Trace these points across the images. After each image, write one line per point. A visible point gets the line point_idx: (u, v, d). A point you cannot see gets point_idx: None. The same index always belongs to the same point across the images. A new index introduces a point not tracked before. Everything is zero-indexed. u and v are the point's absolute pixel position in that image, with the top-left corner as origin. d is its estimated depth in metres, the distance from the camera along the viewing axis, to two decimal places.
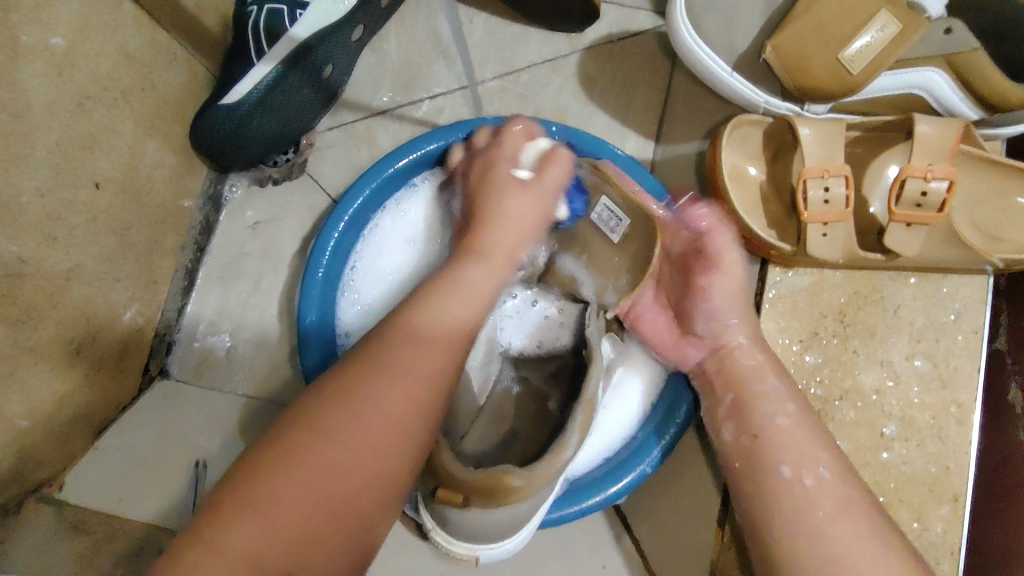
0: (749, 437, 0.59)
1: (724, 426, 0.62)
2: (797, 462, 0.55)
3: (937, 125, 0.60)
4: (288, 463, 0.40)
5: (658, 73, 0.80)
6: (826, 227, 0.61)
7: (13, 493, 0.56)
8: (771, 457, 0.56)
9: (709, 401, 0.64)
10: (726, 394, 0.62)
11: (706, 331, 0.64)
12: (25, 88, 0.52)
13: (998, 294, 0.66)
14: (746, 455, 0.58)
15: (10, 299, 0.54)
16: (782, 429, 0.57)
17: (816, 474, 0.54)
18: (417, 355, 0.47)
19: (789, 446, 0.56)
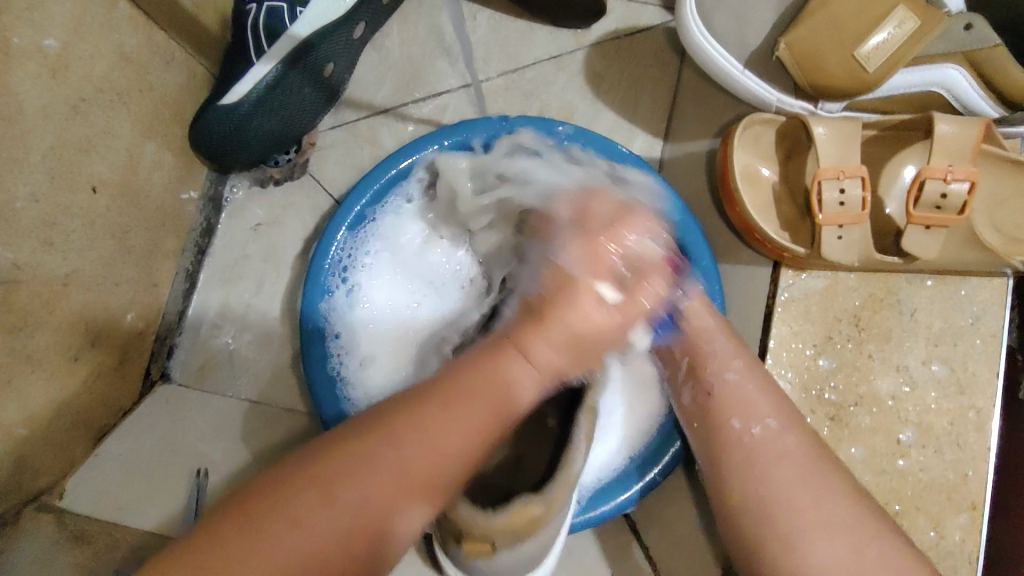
0: (703, 396, 0.58)
1: (683, 390, 0.61)
2: (746, 415, 0.55)
3: (957, 124, 0.58)
4: (291, 493, 0.41)
5: (666, 70, 0.79)
6: (842, 229, 0.59)
7: (12, 503, 0.55)
8: (725, 410, 0.56)
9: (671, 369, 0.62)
10: (681, 355, 0.61)
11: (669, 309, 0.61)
12: (18, 92, 0.51)
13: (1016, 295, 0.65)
14: (701, 414, 0.58)
15: (5, 307, 0.52)
16: (732, 385, 0.57)
17: (765, 424, 0.54)
18: (454, 418, 0.43)
19: (741, 400, 0.56)
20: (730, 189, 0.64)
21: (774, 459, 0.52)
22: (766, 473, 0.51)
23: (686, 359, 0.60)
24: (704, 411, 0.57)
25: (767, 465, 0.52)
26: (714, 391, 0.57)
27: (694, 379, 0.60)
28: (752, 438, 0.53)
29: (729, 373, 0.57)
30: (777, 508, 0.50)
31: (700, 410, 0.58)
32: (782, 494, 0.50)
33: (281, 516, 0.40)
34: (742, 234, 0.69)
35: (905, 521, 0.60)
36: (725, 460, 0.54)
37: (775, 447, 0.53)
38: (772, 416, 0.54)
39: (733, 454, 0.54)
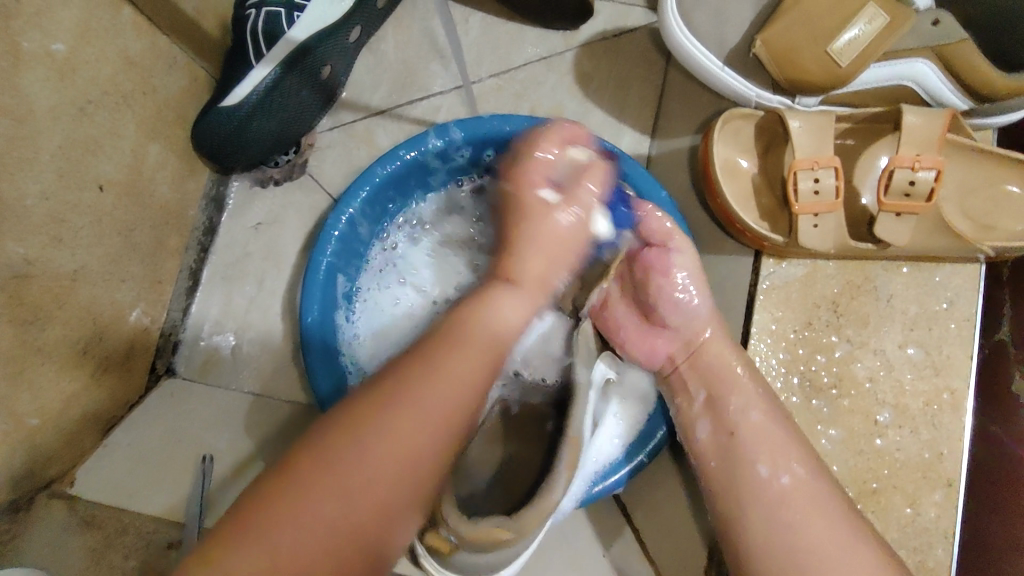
0: (725, 434, 0.60)
1: (697, 423, 0.62)
2: (773, 461, 0.56)
3: (923, 115, 0.60)
4: (319, 478, 0.44)
5: (653, 69, 0.81)
6: (817, 218, 0.62)
7: (25, 489, 0.58)
8: (749, 455, 0.57)
9: (682, 398, 0.65)
10: (698, 390, 0.63)
11: (676, 319, 0.65)
12: (28, 94, 0.53)
13: (999, 284, 0.66)
14: (721, 453, 0.59)
15: (17, 299, 0.55)
16: (755, 427, 0.59)
17: (791, 471, 0.56)
18: (449, 360, 0.51)
19: (763, 442, 0.58)
20: (710, 182, 0.66)
21: (805, 513, 0.53)
22: (793, 521, 0.53)
23: (703, 392, 0.63)
24: (725, 450, 0.59)
25: (794, 513, 0.53)
26: (735, 430, 0.59)
27: (712, 414, 0.61)
28: (778, 485, 0.55)
29: (753, 413, 0.59)
30: (805, 557, 0.51)
31: (721, 450, 0.59)
32: (814, 542, 0.52)
33: (331, 486, 0.44)
34: (725, 226, 0.70)
35: (883, 499, 0.62)
36: (748, 504, 0.56)
37: (798, 497, 0.54)
38: (798, 462, 0.56)
39: (762, 497, 0.55)
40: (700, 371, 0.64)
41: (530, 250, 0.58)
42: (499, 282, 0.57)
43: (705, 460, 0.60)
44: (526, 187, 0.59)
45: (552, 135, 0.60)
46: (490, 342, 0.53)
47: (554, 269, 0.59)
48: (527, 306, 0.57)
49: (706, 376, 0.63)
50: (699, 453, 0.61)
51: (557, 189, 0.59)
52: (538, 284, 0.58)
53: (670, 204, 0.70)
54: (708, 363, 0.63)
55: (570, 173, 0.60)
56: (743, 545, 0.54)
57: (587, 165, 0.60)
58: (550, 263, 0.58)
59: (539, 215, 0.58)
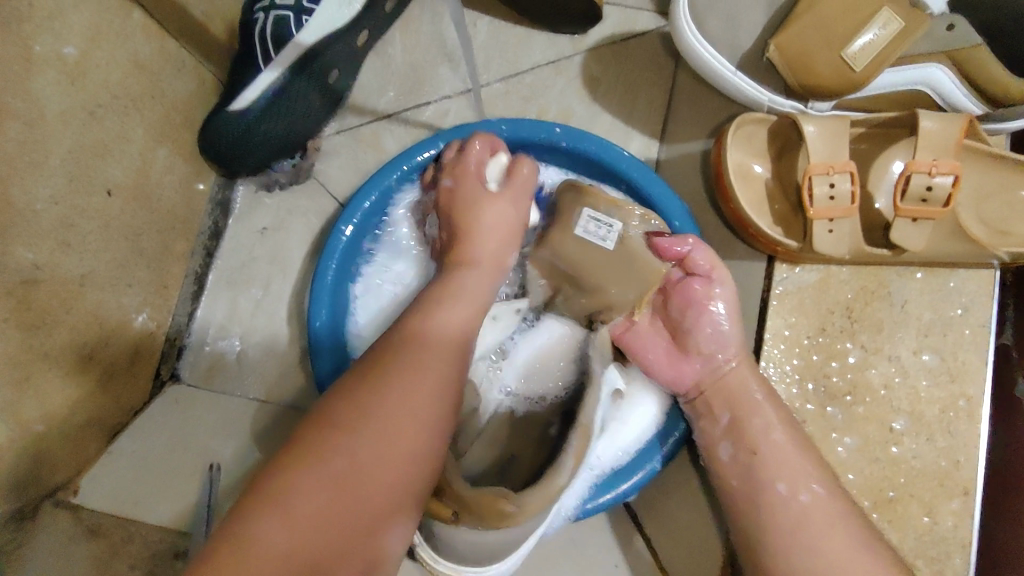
0: (745, 453, 0.60)
1: (720, 444, 0.62)
2: (791, 479, 0.57)
3: (940, 120, 0.60)
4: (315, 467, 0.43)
5: (662, 74, 0.81)
6: (832, 223, 0.61)
7: (29, 497, 0.58)
8: (768, 472, 0.58)
9: (705, 422, 0.64)
10: (722, 413, 0.63)
11: (705, 344, 0.64)
12: (39, 97, 0.53)
13: (1005, 289, 0.66)
14: (741, 471, 0.60)
15: (26, 305, 0.54)
16: (777, 445, 0.59)
17: (811, 490, 0.56)
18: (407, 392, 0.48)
19: (785, 463, 0.58)
20: (723, 186, 0.66)
21: (825, 528, 0.54)
22: (814, 539, 0.54)
23: (728, 417, 0.62)
24: (743, 467, 0.60)
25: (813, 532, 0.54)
26: (758, 450, 0.60)
27: (734, 436, 0.62)
28: (799, 502, 0.56)
29: (775, 433, 0.60)
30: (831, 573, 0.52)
31: (741, 468, 0.60)
32: (837, 563, 0.52)
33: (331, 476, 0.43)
34: (737, 231, 0.70)
35: (899, 507, 0.62)
36: (770, 525, 0.56)
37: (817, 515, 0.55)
38: (817, 482, 0.57)
39: (780, 515, 0.56)
40: (725, 395, 0.63)
41: (482, 228, 0.64)
42: (460, 267, 0.62)
43: (726, 480, 0.61)
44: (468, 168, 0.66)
45: (482, 141, 0.68)
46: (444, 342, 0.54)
47: (507, 249, 0.65)
48: (482, 281, 0.62)
49: (730, 399, 0.62)
50: (720, 470, 0.62)
51: (496, 184, 0.67)
52: (494, 262, 0.64)
53: (683, 213, 0.70)
54: (732, 389, 0.63)
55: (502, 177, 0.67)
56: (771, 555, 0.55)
57: (511, 165, 0.68)
58: (502, 242, 0.65)
59: (478, 199, 0.65)
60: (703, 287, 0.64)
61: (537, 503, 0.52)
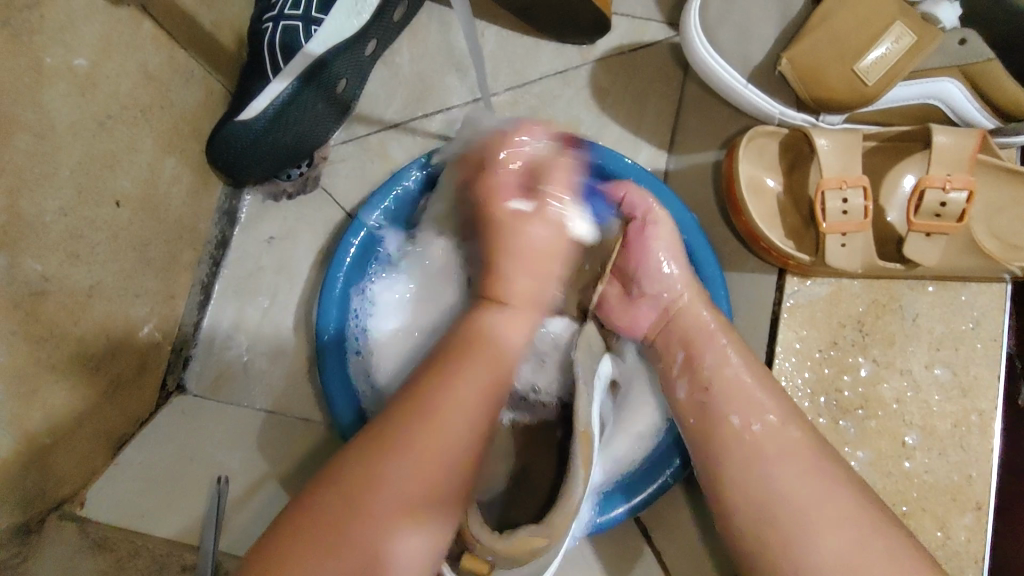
0: (701, 391, 0.58)
1: (677, 384, 0.60)
2: (744, 412, 0.55)
3: (953, 135, 0.60)
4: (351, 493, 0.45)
5: (670, 85, 0.81)
6: (845, 237, 0.61)
7: (37, 511, 0.57)
8: (725, 406, 0.56)
9: (663, 363, 0.63)
10: (677, 352, 0.62)
11: (654, 283, 0.64)
12: (49, 109, 0.52)
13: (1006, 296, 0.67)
14: (699, 411, 0.57)
15: (34, 317, 0.54)
16: (731, 380, 0.57)
17: (765, 421, 0.54)
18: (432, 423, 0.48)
19: (742, 398, 0.56)
20: (736, 199, 0.66)
21: (779, 456, 0.51)
22: (770, 471, 0.51)
23: (681, 355, 0.61)
24: (702, 407, 0.57)
25: (768, 464, 0.51)
26: (711, 385, 0.57)
27: (690, 373, 0.60)
28: (752, 435, 0.53)
29: (728, 366, 0.58)
30: (782, 498, 0.49)
31: (698, 408, 0.57)
32: (785, 491, 0.50)
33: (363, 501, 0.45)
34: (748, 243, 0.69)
35: (912, 522, 0.61)
36: (725, 462, 0.53)
37: (773, 445, 0.52)
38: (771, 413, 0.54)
39: (735, 449, 0.53)
40: (682, 332, 0.62)
41: (516, 271, 0.57)
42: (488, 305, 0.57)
43: (685, 419, 0.59)
44: (497, 180, 0.60)
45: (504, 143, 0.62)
46: (487, 369, 0.52)
47: (543, 286, 0.58)
48: (517, 326, 0.56)
49: (684, 335, 0.62)
50: (678, 410, 0.59)
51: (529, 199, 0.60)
52: (529, 300, 0.58)
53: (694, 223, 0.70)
54: (686, 325, 0.62)
55: (535, 170, 0.61)
56: (724, 483, 0.53)
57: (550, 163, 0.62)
58: (536, 281, 0.58)
59: (520, 224, 0.58)
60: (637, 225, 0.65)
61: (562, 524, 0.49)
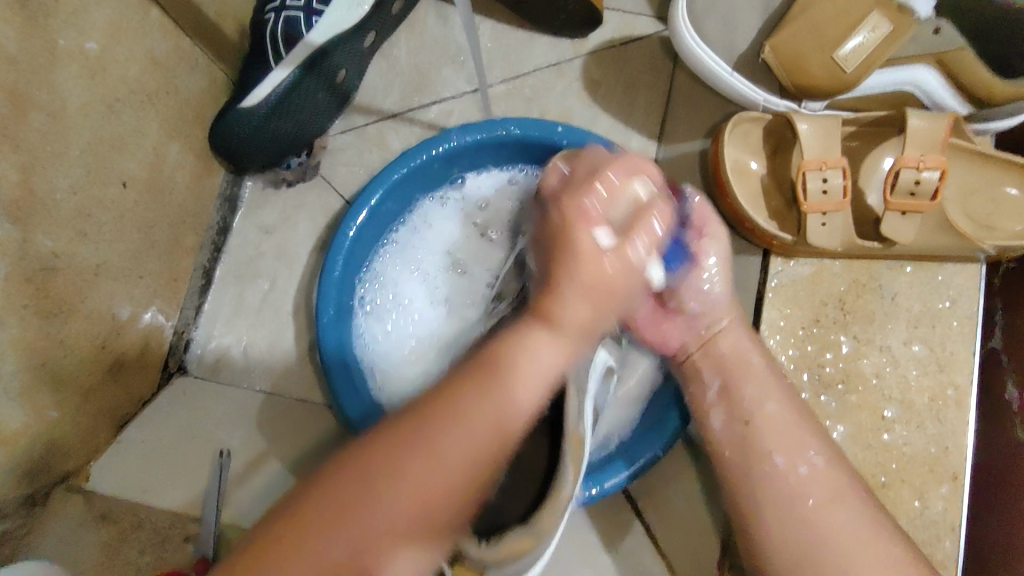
0: (740, 424, 0.60)
1: (712, 412, 0.62)
2: (788, 452, 0.57)
3: (927, 119, 0.62)
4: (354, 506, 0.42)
5: (660, 77, 0.83)
6: (825, 217, 0.64)
7: (42, 484, 0.59)
8: (763, 444, 0.58)
9: (696, 387, 0.64)
10: (712, 379, 0.63)
11: (694, 309, 0.64)
12: (61, 91, 0.54)
13: (993, 293, 0.68)
14: (736, 444, 0.59)
15: (45, 292, 0.56)
16: (770, 417, 0.59)
17: (809, 462, 0.56)
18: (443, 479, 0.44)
19: (782, 435, 0.58)
20: (721, 181, 0.68)
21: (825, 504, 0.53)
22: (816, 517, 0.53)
23: (718, 382, 0.63)
24: (739, 440, 0.59)
25: (809, 511, 0.53)
26: (750, 419, 0.59)
27: (727, 403, 0.61)
28: (796, 475, 0.55)
29: (769, 404, 0.59)
30: (822, 544, 0.52)
31: (736, 437, 0.59)
32: (832, 530, 0.52)
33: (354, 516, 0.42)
34: (734, 225, 0.72)
35: (891, 492, 0.64)
36: (762, 501, 0.56)
37: (817, 489, 0.54)
38: (815, 452, 0.56)
39: (775, 489, 0.55)
40: (715, 360, 0.64)
41: (596, 262, 0.48)
42: (535, 321, 0.50)
43: (719, 450, 0.61)
44: (578, 211, 0.49)
45: (617, 165, 0.52)
46: (491, 428, 0.46)
47: (601, 316, 0.50)
48: (559, 357, 0.49)
49: (720, 364, 0.63)
50: (712, 442, 0.61)
51: (612, 228, 0.50)
52: (580, 331, 0.50)
53: None
54: (722, 353, 0.64)
55: (628, 214, 0.50)
56: (762, 519, 0.55)
57: (645, 205, 0.51)
58: (595, 307, 0.49)
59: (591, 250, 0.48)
60: (697, 242, 0.63)
61: (549, 523, 0.50)
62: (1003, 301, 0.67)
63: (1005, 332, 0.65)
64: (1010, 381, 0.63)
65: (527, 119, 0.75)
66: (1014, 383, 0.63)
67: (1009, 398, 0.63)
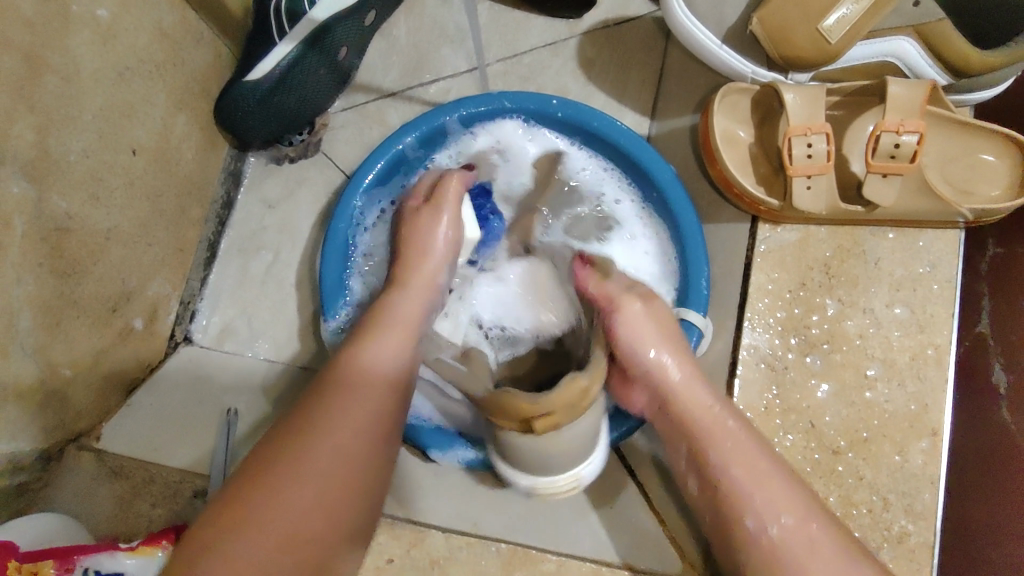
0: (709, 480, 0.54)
1: (689, 476, 0.56)
2: (757, 510, 0.50)
3: (907, 86, 0.65)
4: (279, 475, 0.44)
5: (653, 54, 0.86)
6: (810, 180, 0.66)
7: (58, 441, 0.61)
8: (738, 506, 0.51)
9: (671, 448, 0.58)
10: (679, 444, 0.57)
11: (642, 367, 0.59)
12: (74, 56, 0.57)
13: (977, 276, 0.70)
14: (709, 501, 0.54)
15: (59, 252, 0.58)
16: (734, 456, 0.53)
17: (778, 520, 0.49)
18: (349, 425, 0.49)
19: (752, 494, 0.51)
20: (711, 149, 0.71)
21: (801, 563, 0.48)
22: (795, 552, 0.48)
23: (686, 448, 0.56)
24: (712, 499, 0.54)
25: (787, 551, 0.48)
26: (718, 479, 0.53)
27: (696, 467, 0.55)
28: (769, 533, 0.49)
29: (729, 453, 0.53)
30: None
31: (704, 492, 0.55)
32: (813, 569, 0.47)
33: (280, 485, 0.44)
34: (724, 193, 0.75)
35: (873, 447, 0.66)
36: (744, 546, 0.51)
37: (791, 537, 0.49)
38: (784, 511, 0.49)
39: (748, 539, 0.50)
40: (675, 423, 0.57)
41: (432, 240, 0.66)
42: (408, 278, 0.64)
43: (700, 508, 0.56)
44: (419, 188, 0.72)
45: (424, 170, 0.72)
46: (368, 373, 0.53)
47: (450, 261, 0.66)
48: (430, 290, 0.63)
49: (678, 425, 0.57)
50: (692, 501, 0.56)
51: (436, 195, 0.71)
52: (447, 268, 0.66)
53: (664, 164, 0.74)
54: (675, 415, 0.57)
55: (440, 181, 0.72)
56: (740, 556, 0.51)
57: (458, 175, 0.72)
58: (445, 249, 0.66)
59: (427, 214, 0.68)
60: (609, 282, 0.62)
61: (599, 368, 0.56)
62: (989, 286, 0.68)
63: (993, 315, 0.67)
64: (995, 366, 0.65)
65: (511, 92, 0.77)
66: (1000, 369, 0.65)
67: (997, 381, 0.65)
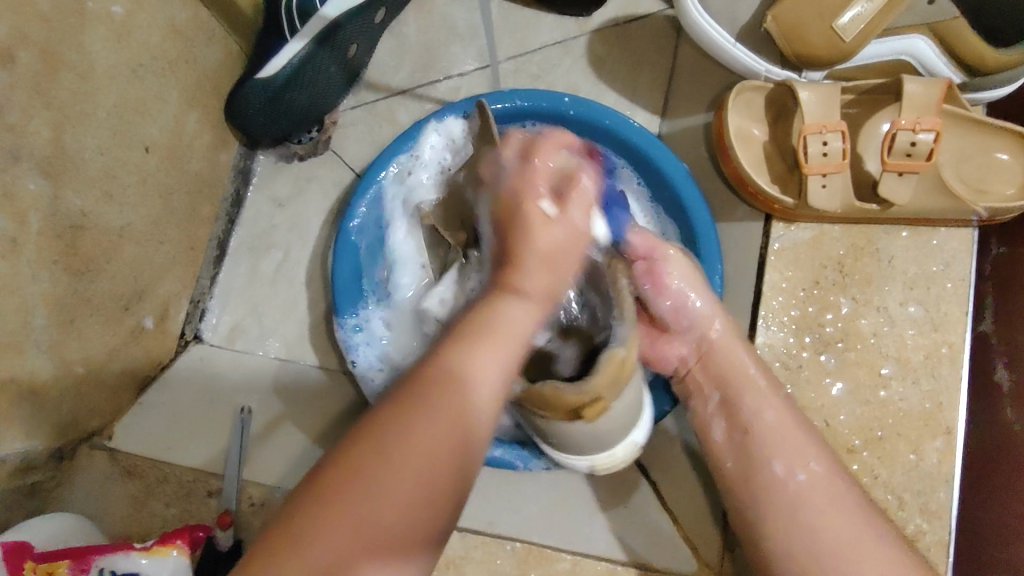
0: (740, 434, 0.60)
1: (713, 422, 0.63)
2: (787, 459, 0.57)
3: (922, 84, 0.65)
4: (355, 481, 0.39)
5: (663, 53, 0.86)
6: (825, 178, 0.66)
7: (71, 441, 0.63)
8: (767, 451, 0.58)
9: (697, 401, 0.65)
10: (710, 390, 0.64)
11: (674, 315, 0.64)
12: (90, 52, 0.56)
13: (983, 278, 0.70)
14: (741, 456, 0.60)
15: (74, 249, 0.57)
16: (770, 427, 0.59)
17: (810, 470, 0.56)
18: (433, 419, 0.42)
19: (784, 442, 0.58)
20: (726, 147, 0.71)
21: (824, 505, 0.54)
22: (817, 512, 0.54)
23: (717, 394, 0.63)
24: (739, 449, 0.60)
25: (811, 511, 0.54)
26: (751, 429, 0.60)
27: (726, 413, 0.62)
28: (796, 483, 0.56)
29: (768, 414, 0.60)
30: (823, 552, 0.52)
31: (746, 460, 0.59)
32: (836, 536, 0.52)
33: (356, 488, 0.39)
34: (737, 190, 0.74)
35: (887, 445, 0.67)
36: (773, 508, 0.56)
37: (816, 495, 0.54)
38: (816, 461, 0.56)
39: (778, 496, 0.56)
40: (713, 368, 0.63)
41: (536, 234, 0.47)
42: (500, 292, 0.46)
43: (722, 462, 0.61)
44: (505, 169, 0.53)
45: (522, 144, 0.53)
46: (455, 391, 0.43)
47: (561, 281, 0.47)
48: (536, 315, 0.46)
49: (717, 374, 0.63)
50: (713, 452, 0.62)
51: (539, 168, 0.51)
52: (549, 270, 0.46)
53: (675, 161, 0.74)
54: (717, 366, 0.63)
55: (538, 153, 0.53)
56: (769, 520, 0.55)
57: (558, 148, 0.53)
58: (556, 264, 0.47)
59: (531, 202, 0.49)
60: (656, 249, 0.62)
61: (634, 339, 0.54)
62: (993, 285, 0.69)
63: (996, 314, 0.67)
64: (997, 364, 0.65)
65: (525, 90, 0.76)
66: (1003, 367, 0.65)
67: (999, 379, 0.65)
